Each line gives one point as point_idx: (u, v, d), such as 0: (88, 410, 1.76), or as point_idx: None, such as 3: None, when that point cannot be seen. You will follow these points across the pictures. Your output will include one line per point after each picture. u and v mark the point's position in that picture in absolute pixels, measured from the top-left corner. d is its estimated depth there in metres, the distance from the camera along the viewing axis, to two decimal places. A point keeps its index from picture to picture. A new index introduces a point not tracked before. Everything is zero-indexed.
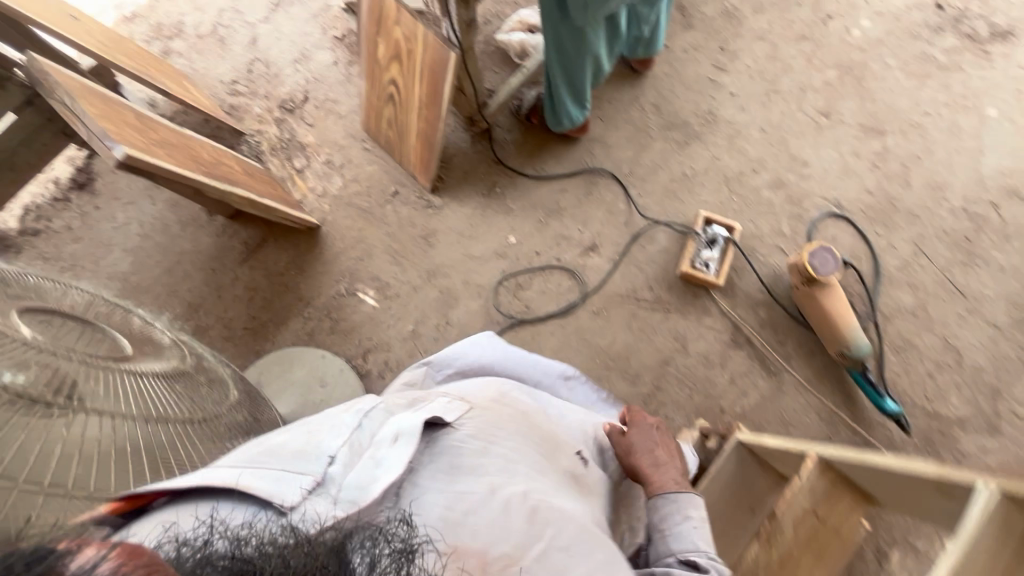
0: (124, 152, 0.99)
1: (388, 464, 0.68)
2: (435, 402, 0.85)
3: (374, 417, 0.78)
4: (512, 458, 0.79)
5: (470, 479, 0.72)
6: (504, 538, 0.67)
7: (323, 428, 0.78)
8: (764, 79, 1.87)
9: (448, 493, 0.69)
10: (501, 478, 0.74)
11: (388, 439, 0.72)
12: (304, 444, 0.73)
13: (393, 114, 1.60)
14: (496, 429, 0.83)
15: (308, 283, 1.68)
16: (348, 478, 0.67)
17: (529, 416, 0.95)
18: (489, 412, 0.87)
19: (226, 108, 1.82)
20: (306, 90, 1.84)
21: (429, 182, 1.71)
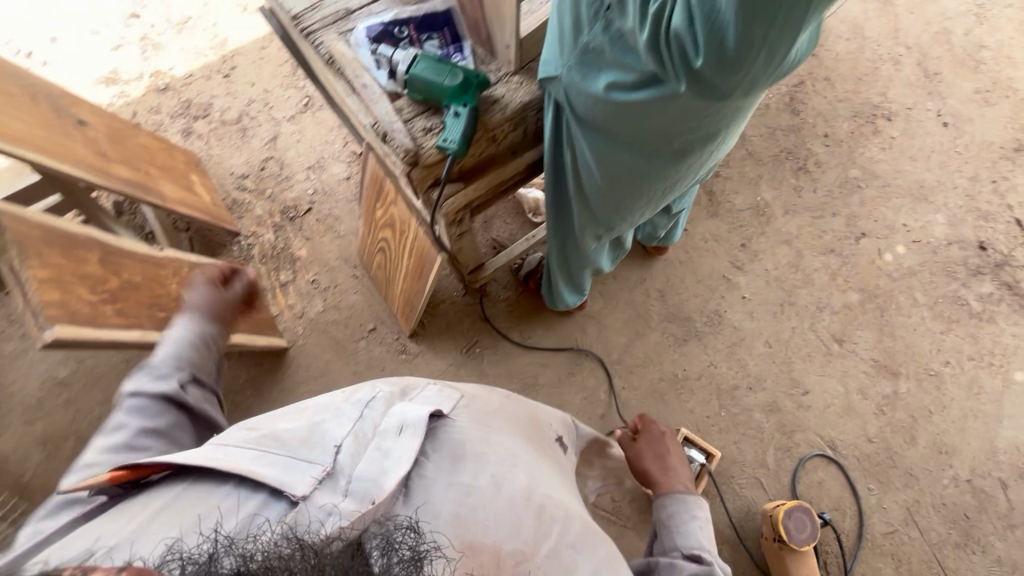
0: (54, 335, 0.94)
1: (395, 453, 0.67)
2: (424, 393, 0.84)
3: (370, 408, 0.77)
4: (509, 445, 0.79)
5: (477, 472, 0.71)
6: (521, 533, 0.66)
7: (320, 416, 0.77)
8: (781, 288, 1.77)
9: (457, 488, 0.68)
10: (504, 471, 0.73)
11: (392, 428, 0.71)
12: (307, 432, 0.73)
13: (383, 267, 1.54)
14: (489, 418, 0.84)
15: (260, 408, 1.61)
16: (357, 470, 0.66)
17: (521, 412, 0.95)
18: (481, 402, 0.88)
19: (230, 202, 1.80)
20: (313, 200, 1.81)
21: (409, 331, 1.63)
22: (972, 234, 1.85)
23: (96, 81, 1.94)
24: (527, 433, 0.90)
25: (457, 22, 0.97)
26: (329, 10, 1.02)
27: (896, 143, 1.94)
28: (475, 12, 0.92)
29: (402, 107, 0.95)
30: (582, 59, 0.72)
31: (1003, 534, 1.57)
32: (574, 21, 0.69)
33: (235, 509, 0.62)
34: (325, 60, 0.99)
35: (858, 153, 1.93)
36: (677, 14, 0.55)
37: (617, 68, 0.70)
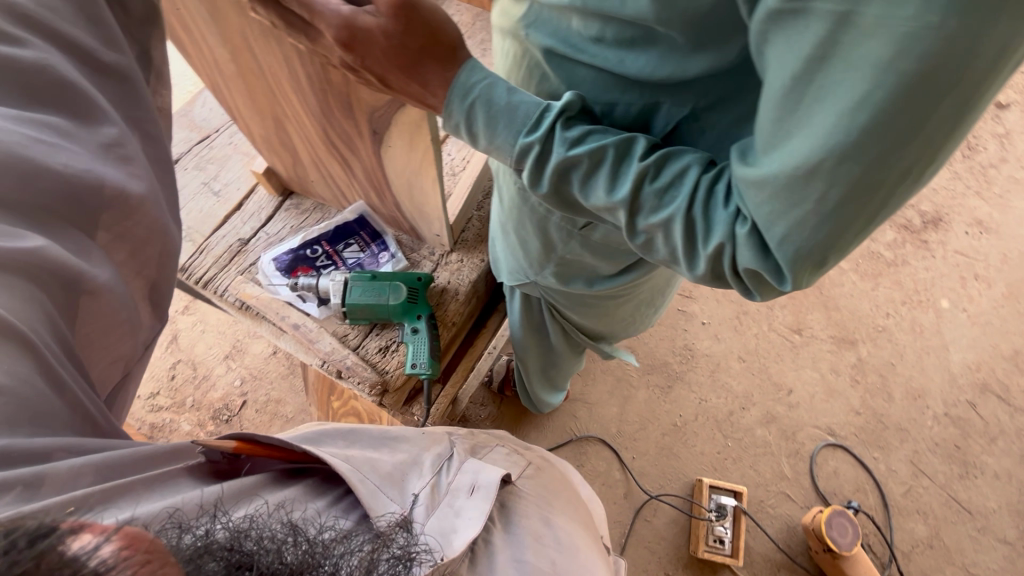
0: None
1: (466, 518, 0.61)
2: (493, 453, 0.81)
3: (453, 460, 0.72)
4: (568, 527, 0.72)
5: (535, 548, 0.64)
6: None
7: (404, 449, 0.72)
8: (731, 301, 1.84)
9: (519, 563, 0.61)
10: (565, 555, 0.65)
11: (463, 489, 0.66)
12: (392, 465, 0.67)
13: None
14: (545, 492, 0.77)
15: None
16: (429, 523, 0.61)
17: (564, 485, 0.89)
18: (541, 475, 0.83)
19: (147, 431, 1.55)
20: (243, 391, 1.60)
21: None
22: None
23: None
24: (583, 521, 0.82)
25: (372, 220, 0.88)
26: (219, 248, 0.88)
27: None
28: (392, 212, 0.83)
29: (346, 334, 0.84)
30: (559, 267, 0.70)
31: (991, 450, 1.72)
32: (544, 243, 0.67)
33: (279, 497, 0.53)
34: (238, 307, 0.85)
35: None
36: (744, 252, 0.41)
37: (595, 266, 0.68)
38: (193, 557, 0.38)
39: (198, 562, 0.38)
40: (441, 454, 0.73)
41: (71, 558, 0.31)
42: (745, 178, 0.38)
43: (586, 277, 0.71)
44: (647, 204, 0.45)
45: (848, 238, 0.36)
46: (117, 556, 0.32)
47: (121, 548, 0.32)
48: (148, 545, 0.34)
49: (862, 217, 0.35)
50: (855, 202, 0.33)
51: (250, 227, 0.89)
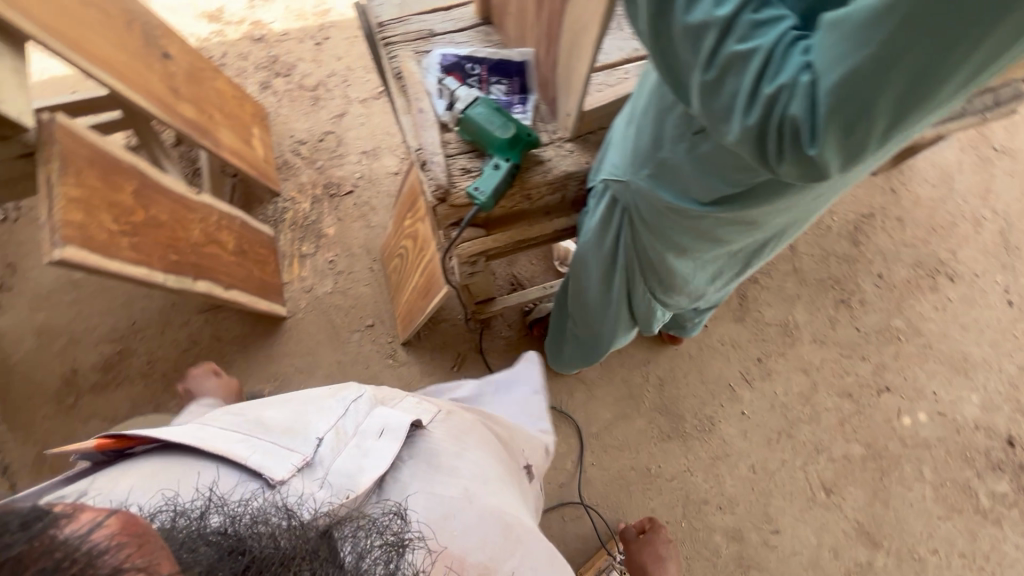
0: (61, 255, 0.98)
1: (375, 459, 0.69)
2: (407, 402, 0.85)
3: (361, 404, 0.78)
4: (484, 465, 0.79)
5: (447, 477, 0.72)
6: (481, 543, 0.67)
7: (308, 408, 0.78)
8: (784, 415, 1.70)
9: (432, 493, 0.69)
10: (478, 485, 0.73)
11: (374, 432, 0.73)
12: (292, 422, 0.74)
13: (403, 272, 1.52)
14: (464, 435, 0.84)
15: (242, 366, 1.64)
16: (336, 464, 0.68)
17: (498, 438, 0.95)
18: (459, 420, 0.87)
19: (280, 163, 1.86)
20: (357, 183, 1.84)
21: (403, 340, 1.64)
22: (1004, 425, 1.72)
23: (199, 15, 2.05)
24: (498, 454, 0.89)
25: (528, 73, 0.97)
26: (413, 28, 1.03)
27: (951, 306, 1.85)
28: (547, 72, 0.91)
29: (450, 141, 0.95)
30: (655, 171, 0.73)
31: None
32: (655, 135, 0.68)
33: (218, 484, 0.62)
34: (394, 74, 1.00)
35: (908, 304, 1.84)
36: (798, 103, 0.43)
37: (691, 184, 0.70)
38: (190, 543, 0.46)
39: (191, 547, 0.46)
40: (348, 403, 0.78)
41: (63, 541, 0.35)
42: (831, 20, 0.41)
43: (676, 193, 0.73)
44: (737, 31, 0.45)
45: (884, 101, 0.39)
46: (110, 540, 0.36)
47: (114, 533, 0.37)
48: (140, 528, 0.38)
49: (909, 75, 0.38)
50: (910, 54, 0.37)
51: (444, 27, 1.03)
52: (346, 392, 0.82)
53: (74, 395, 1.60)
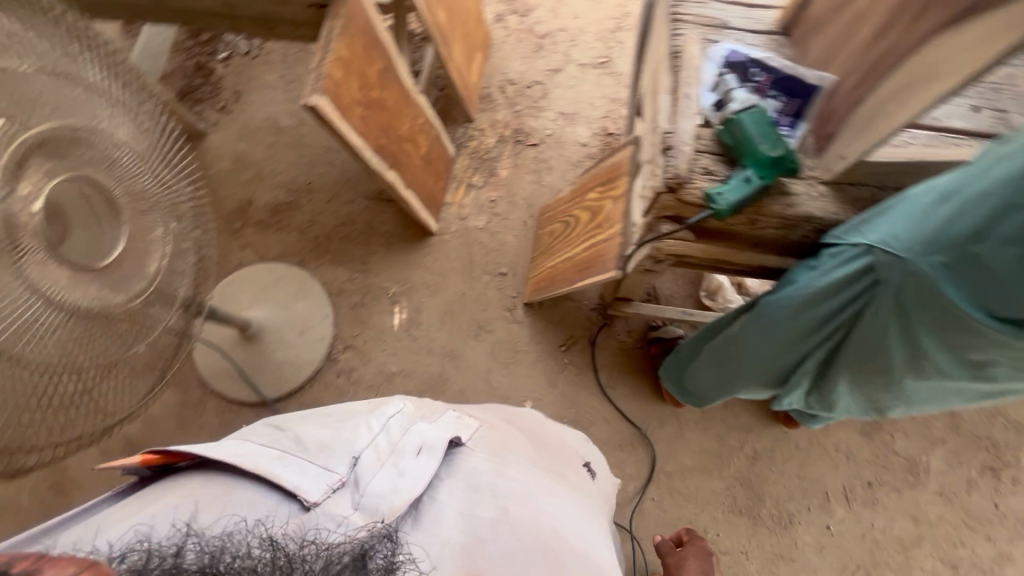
0: (314, 102, 1.06)
1: (412, 475, 0.73)
2: (447, 418, 0.90)
3: (399, 421, 0.82)
4: (528, 481, 0.85)
5: (485, 499, 0.76)
6: (524, 562, 0.70)
7: (352, 420, 0.82)
8: (870, 552, 1.54)
9: (467, 517, 0.73)
10: (516, 507, 0.77)
11: (411, 450, 0.77)
12: (328, 437, 0.77)
13: (562, 240, 1.51)
14: (506, 456, 0.89)
15: (379, 260, 1.74)
16: (374, 481, 0.71)
17: (551, 463, 1.00)
18: (497, 439, 0.94)
19: (484, 94, 1.91)
20: (544, 140, 1.85)
21: (527, 301, 1.66)
22: None
23: None
24: (543, 473, 0.94)
25: (814, 99, 0.89)
26: (709, 13, 0.99)
27: None
28: (843, 105, 0.83)
29: (702, 136, 0.90)
30: (956, 259, 0.69)
31: None
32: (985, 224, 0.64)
33: (242, 507, 0.65)
34: (671, 52, 0.97)
35: None
36: None
37: (994, 287, 0.67)
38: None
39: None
40: (382, 420, 0.81)
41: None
42: None
43: (964, 287, 0.70)
44: None
45: None
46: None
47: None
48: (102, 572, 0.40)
49: None
50: None
51: (739, 24, 0.99)
52: (389, 408, 0.85)
53: (241, 223, 1.78)
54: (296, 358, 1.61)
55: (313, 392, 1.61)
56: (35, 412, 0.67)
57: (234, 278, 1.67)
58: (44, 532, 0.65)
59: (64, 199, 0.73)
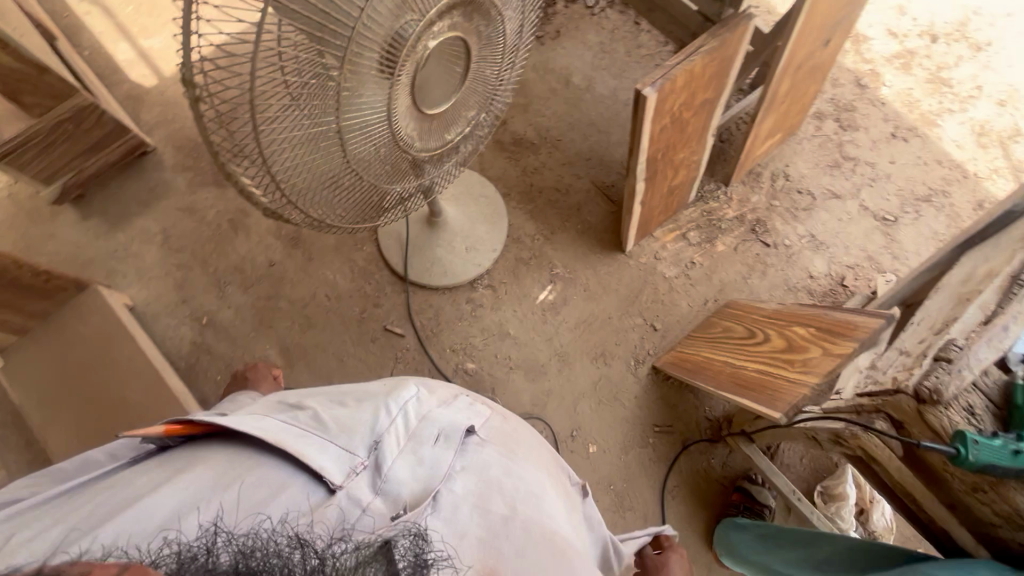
0: (647, 93, 1.06)
1: (432, 464, 0.71)
2: (461, 398, 0.84)
3: (412, 403, 0.78)
4: (535, 479, 0.78)
5: (497, 495, 0.70)
6: (539, 569, 0.65)
7: (367, 397, 0.80)
8: None
9: (484, 509, 0.68)
10: (534, 508, 0.72)
11: (430, 436, 0.74)
12: (346, 415, 0.76)
13: (736, 345, 1.42)
14: (519, 447, 0.82)
15: (564, 239, 1.76)
16: (395, 468, 0.70)
17: (556, 466, 0.92)
18: (512, 426, 0.87)
19: (755, 170, 1.82)
20: (778, 246, 1.73)
21: (658, 365, 1.61)
22: None
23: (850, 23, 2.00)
24: (553, 470, 0.89)
25: None
26: None
27: None
28: None
29: (990, 374, 0.79)
30: None
31: None
32: None
33: (261, 489, 0.64)
34: (1016, 276, 0.86)
35: None
36: None
37: None
38: None
39: None
40: (402, 401, 0.77)
41: None
42: None
43: None
44: None
45: None
46: None
47: None
48: None
49: None
50: None
51: None
52: (404, 386, 0.81)
53: None
54: (449, 266, 1.70)
55: (440, 300, 1.71)
56: (324, 186, 0.82)
57: None
58: (42, 515, 0.64)
59: (444, 53, 0.80)
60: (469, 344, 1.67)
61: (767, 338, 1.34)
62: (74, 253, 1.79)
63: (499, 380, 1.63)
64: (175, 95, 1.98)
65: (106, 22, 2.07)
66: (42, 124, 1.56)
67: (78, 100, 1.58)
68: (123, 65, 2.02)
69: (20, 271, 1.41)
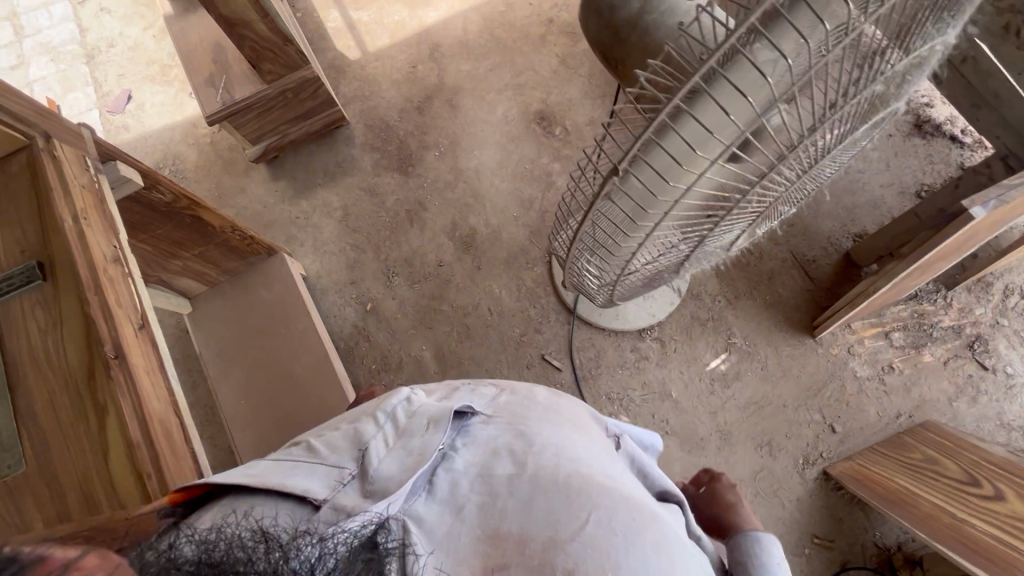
0: (975, 214, 0.93)
1: (420, 447, 0.62)
2: (467, 390, 0.75)
3: (403, 403, 0.68)
4: (567, 432, 0.67)
5: (502, 458, 0.62)
6: (564, 527, 0.55)
7: (354, 414, 0.71)
8: None
9: (489, 480, 0.59)
10: (557, 462, 0.61)
11: (420, 425, 0.65)
12: (337, 435, 0.66)
13: (948, 487, 1.25)
14: (541, 406, 0.71)
15: (747, 308, 1.63)
16: (385, 463, 0.61)
17: (609, 429, 0.77)
18: (532, 389, 0.75)
19: (986, 278, 1.59)
20: (997, 372, 1.52)
21: (830, 471, 1.46)
22: None
23: None
24: (603, 429, 0.75)
25: None
26: None
27: None
28: None
29: None
30: None
31: None
32: None
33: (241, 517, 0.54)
34: None
35: None
36: None
37: None
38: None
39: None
40: (389, 409, 0.67)
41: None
42: None
43: None
44: None
45: None
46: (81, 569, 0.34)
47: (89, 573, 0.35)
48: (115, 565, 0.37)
49: None
50: None
51: None
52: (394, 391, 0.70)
53: None
54: (623, 310, 1.61)
55: (604, 341, 1.63)
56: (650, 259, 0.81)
57: None
58: None
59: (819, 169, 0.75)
60: (627, 396, 1.59)
61: (1000, 497, 1.16)
62: (260, 213, 1.85)
63: None
64: (374, 71, 1.98)
65: None
66: (267, 92, 1.59)
67: (304, 73, 1.58)
68: (331, 33, 2.04)
69: (231, 234, 1.44)
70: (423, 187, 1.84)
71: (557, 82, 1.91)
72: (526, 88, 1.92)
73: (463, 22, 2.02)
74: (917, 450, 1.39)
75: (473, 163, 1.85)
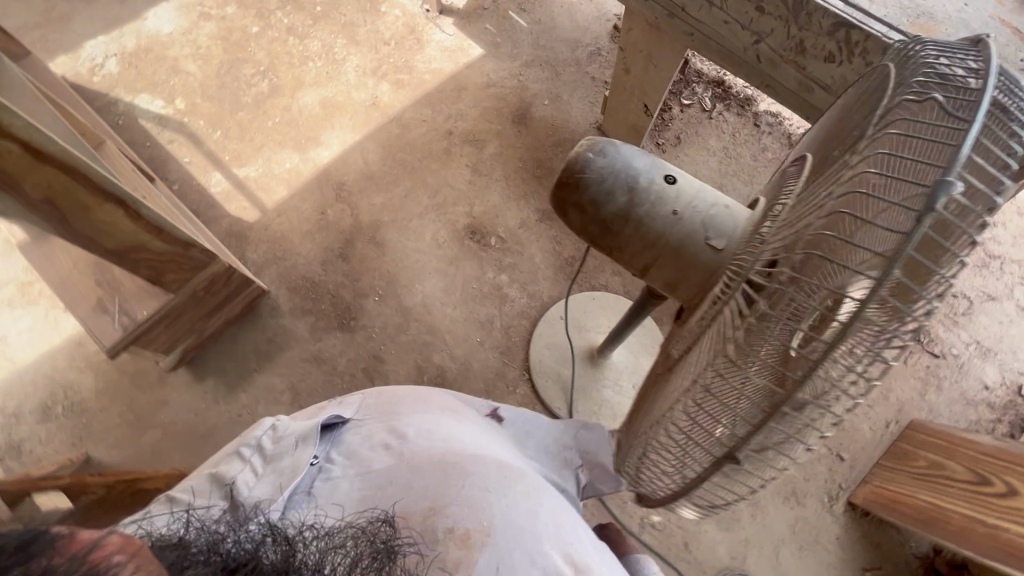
0: None
1: (294, 466, 0.76)
2: (331, 406, 0.90)
3: (269, 432, 0.83)
4: (421, 415, 0.84)
5: (380, 453, 0.78)
6: (429, 490, 0.72)
7: (221, 453, 0.83)
8: None
9: (365, 477, 0.76)
10: (419, 445, 0.77)
11: (290, 445, 0.79)
12: (207, 475, 0.78)
13: (965, 492, 1.32)
14: (395, 403, 0.86)
15: None
16: (264, 482, 0.75)
17: (460, 406, 0.96)
18: (388, 389, 0.93)
19: None
20: (946, 356, 1.68)
21: (856, 502, 1.51)
22: None
23: None
24: (456, 407, 0.93)
25: None
26: None
27: None
28: None
29: None
30: None
31: None
32: None
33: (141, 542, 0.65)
34: None
35: None
36: None
37: None
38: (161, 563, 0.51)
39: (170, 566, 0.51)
40: (253, 442, 0.81)
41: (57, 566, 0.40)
42: None
43: None
44: None
45: None
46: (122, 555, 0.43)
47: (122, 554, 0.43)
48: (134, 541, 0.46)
49: None
50: None
51: None
52: (259, 425, 0.84)
53: None
54: (619, 406, 1.57)
55: None
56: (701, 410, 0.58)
57: (602, 298, 1.69)
58: None
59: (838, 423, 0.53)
60: None
61: (1016, 491, 1.24)
62: (195, 423, 1.60)
63: (690, 533, 1.51)
64: (281, 228, 1.83)
65: (194, 150, 1.92)
66: (175, 299, 1.38)
67: (216, 268, 1.40)
68: (219, 199, 1.86)
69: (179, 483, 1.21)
70: (373, 338, 1.70)
71: (477, 192, 1.88)
72: (447, 206, 1.87)
73: (362, 154, 1.93)
74: (912, 452, 1.45)
75: (418, 297, 1.74)
